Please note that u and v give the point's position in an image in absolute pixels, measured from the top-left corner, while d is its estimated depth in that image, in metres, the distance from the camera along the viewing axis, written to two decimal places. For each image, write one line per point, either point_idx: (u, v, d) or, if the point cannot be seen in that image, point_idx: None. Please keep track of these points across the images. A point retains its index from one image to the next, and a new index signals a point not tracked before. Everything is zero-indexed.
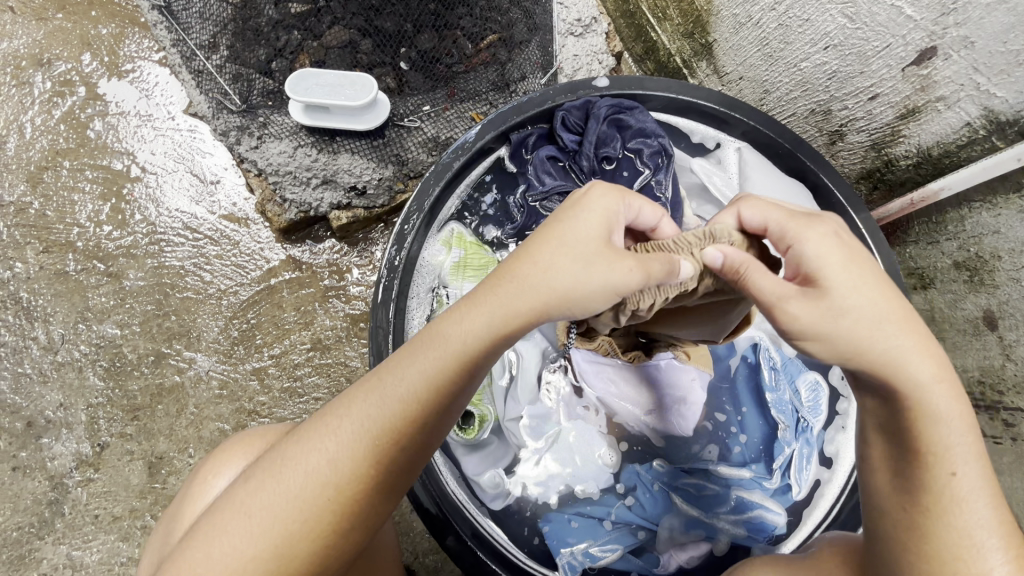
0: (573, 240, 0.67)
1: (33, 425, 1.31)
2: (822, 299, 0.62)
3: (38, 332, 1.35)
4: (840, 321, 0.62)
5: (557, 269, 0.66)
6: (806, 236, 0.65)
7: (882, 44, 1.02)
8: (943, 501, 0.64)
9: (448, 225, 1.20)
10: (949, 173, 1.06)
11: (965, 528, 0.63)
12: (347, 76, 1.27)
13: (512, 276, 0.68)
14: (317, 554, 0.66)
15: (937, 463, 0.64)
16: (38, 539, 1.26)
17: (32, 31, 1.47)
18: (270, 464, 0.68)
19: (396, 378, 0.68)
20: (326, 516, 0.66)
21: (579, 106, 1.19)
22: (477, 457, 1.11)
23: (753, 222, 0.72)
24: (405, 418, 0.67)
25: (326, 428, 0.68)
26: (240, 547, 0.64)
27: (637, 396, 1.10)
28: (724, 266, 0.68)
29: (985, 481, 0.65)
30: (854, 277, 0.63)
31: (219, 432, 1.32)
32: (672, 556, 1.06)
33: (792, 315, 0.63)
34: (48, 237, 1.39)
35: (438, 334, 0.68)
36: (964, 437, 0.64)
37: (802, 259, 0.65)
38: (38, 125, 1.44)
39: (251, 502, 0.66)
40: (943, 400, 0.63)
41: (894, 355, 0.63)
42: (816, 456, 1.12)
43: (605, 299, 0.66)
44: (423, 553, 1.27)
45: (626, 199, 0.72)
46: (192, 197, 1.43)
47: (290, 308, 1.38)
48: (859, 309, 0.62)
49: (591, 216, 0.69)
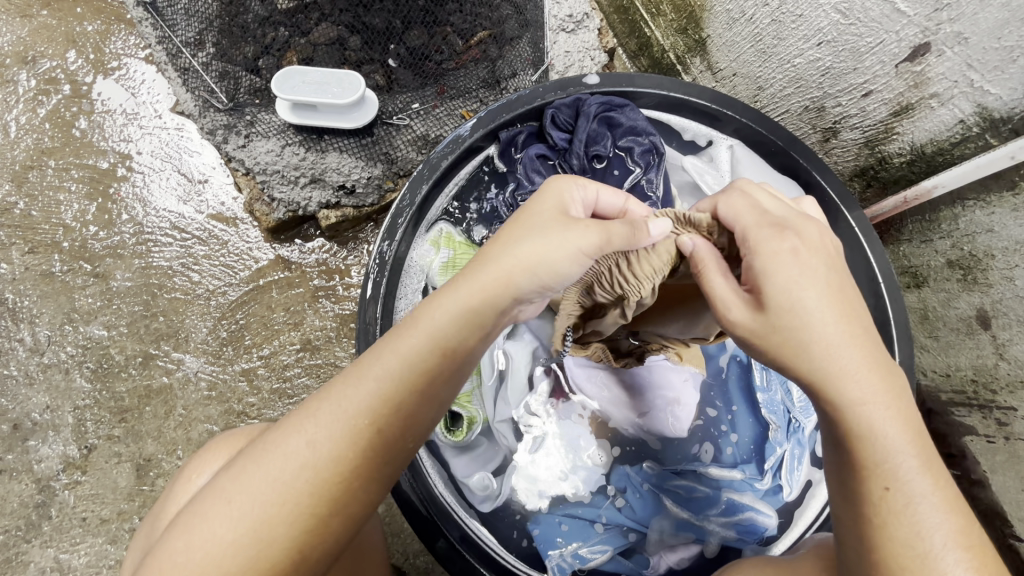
0: (536, 217, 0.72)
1: (19, 428, 1.30)
2: (761, 310, 0.65)
3: (23, 333, 1.34)
4: (776, 333, 0.64)
5: (518, 239, 0.69)
6: (762, 246, 0.66)
7: (876, 39, 1.01)
8: (881, 514, 0.60)
9: (437, 224, 1.19)
10: (943, 170, 1.04)
11: (906, 541, 0.58)
12: (335, 74, 1.25)
13: (484, 253, 0.72)
14: (297, 540, 0.64)
15: (872, 477, 0.60)
16: (25, 542, 1.26)
17: (16, 28, 1.45)
18: (252, 452, 0.67)
19: (376, 356, 0.68)
20: (306, 501, 0.64)
21: (570, 103, 1.18)
22: (466, 459, 1.10)
23: (728, 218, 0.72)
24: (385, 395, 0.66)
25: (308, 412, 0.67)
26: (219, 534, 0.63)
27: (630, 400, 1.08)
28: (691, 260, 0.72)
29: (935, 496, 0.59)
30: (798, 290, 0.63)
31: (207, 434, 1.31)
32: (661, 558, 1.05)
33: (731, 318, 0.67)
34: (34, 237, 1.38)
35: (416, 313, 0.69)
36: (902, 449, 0.60)
37: (752, 269, 0.66)
38: (23, 123, 1.42)
39: (232, 488, 0.65)
40: (879, 416, 0.60)
41: (828, 368, 0.61)
42: (807, 457, 1.11)
43: (571, 262, 0.67)
44: (414, 554, 1.26)
45: (581, 180, 0.76)
46: (180, 197, 1.41)
47: (279, 308, 1.37)
48: (798, 322, 0.63)
49: (549, 200, 0.74)
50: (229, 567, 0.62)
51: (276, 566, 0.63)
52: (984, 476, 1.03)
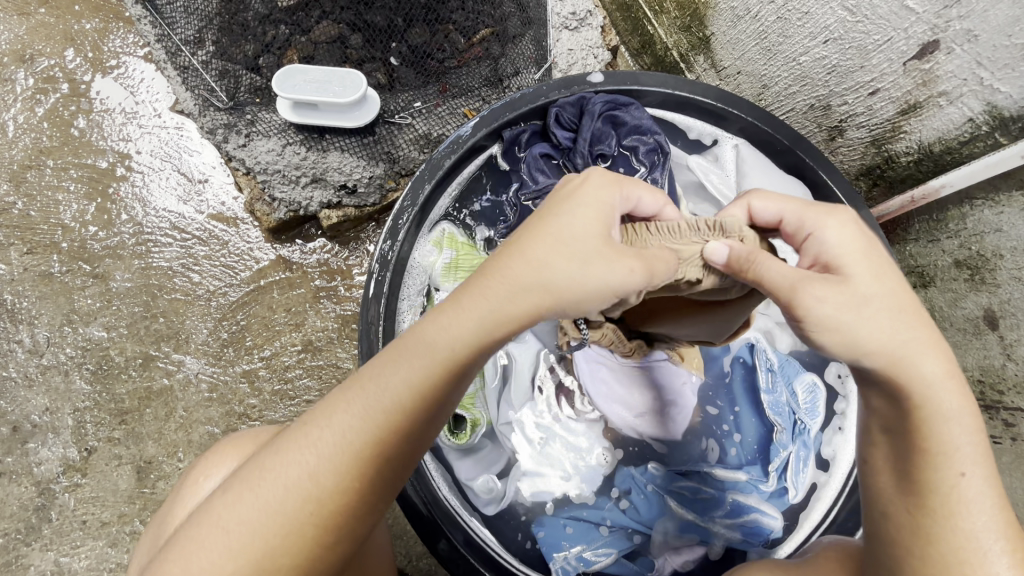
0: (570, 237, 0.65)
1: (18, 430, 1.29)
2: (845, 285, 0.63)
3: (22, 335, 1.33)
4: (861, 311, 0.62)
5: (549, 266, 0.63)
6: (827, 226, 0.67)
7: (883, 37, 0.99)
8: (949, 503, 0.62)
9: (439, 225, 1.17)
10: (951, 169, 1.03)
11: (970, 531, 0.61)
12: (335, 72, 1.24)
13: (503, 275, 0.65)
14: (300, 568, 0.64)
15: (945, 464, 0.62)
16: (25, 545, 1.25)
17: (13, 27, 1.43)
18: (248, 476, 0.66)
19: (379, 386, 0.65)
20: (308, 530, 0.64)
21: (573, 102, 1.17)
22: (470, 461, 1.09)
23: (768, 214, 0.74)
24: (388, 426, 0.64)
25: (306, 438, 0.66)
26: (218, 565, 0.62)
27: (630, 397, 1.08)
28: (729, 260, 0.68)
29: (991, 482, 0.63)
30: (874, 267, 0.64)
31: (208, 436, 1.30)
32: (666, 560, 1.05)
33: (813, 300, 0.62)
34: (33, 237, 1.36)
35: (423, 339, 0.65)
36: (969, 437, 0.62)
37: (824, 248, 0.66)
38: (21, 123, 1.40)
39: (228, 516, 0.64)
40: (948, 400, 0.62)
41: (904, 351, 0.62)
42: (813, 458, 1.10)
43: (602, 300, 0.64)
44: (417, 557, 1.25)
45: (622, 189, 0.70)
46: (180, 196, 1.40)
47: (281, 309, 1.35)
48: (878, 298, 0.63)
49: (586, 210, 0.66)
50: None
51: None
52: None
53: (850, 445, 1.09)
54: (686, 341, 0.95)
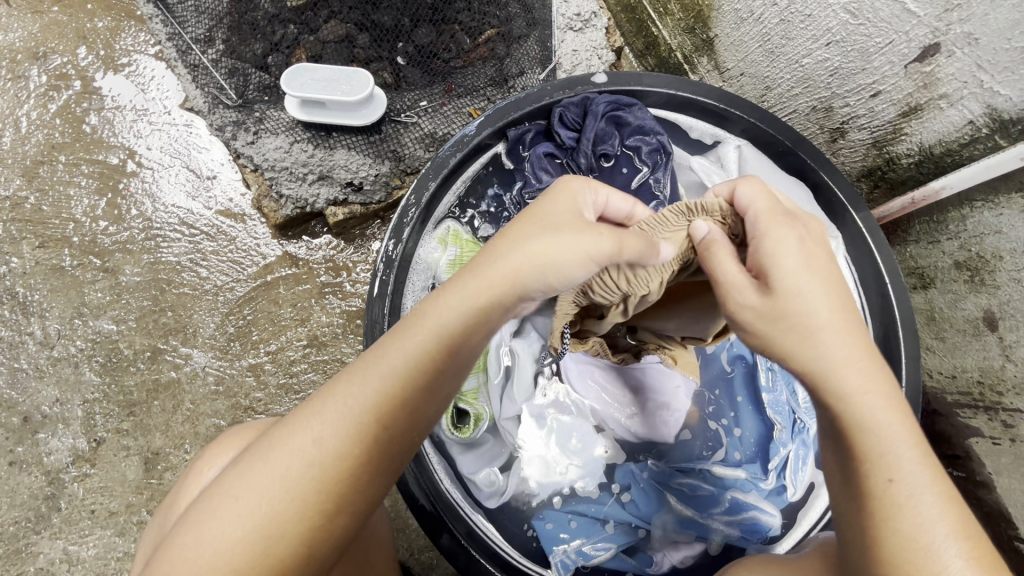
0: (548, 216, 0.70)
1: (28, 420, 1.31)
2: (768, 296, 0.66)
3: (34, 328, 1.35)
4: (778, 320, 0.65)
5: (531, 238, 0.68)
6: (767, 238, 0.67)
7: (885, 40, 1.00)
8: (885, 506, 0.60)
9: (444, 222, 1.19)
10: (950, 172, 1.05)
11: (908, 534, 0.59)
12: (345, 71, 1.26)
13: (491, 250, 0.69)
14: (305, 536, 0.64)
15: (873, 466, 0.61)
16: (35, 533, 1.27)
17: (27, 24, 1.46)
18: (257, 448, 0.68)
19: (379, 357, 0.67)
20: (312, 496, 0.64)
21: (577, 102, 1.18)
22: (472, 456, 1.10)
23: (743, 200, 0.71)
24: (388, 393, 0.66)
25: (312, 408, 0.67)
26: (230, 531, 0.63)
27: (621, 394, 1.10)
28: (705, 241, 0.70)
29: (936, 485, 0.60)
30: (802, 280, 0.65)
31: (216, 428, 1.32)
32: (665, 556, 1.06)
33: (736, 304, 0.67)
34: (44, 231, 1.39)
35: (422, 312, 0.68)
36: (901, 438, 0.62)
37: (758, 256, 0.67)
38: (34, 119, 1.43)
39: (239, 484, 0.65)
40: (873, 405, 0.63)
41: (824, 362, 0.64)
42: (813, 457, 1.11)
43: (581, 266, 0.66)
44: (419, 550, 1.27)
45: (591, 182, 0.75)
46: (188, 192, 1.42)
47: (287, 304, 1.37)
48: (799, 313, 0.65)
49: (561, 200, 0.72)
50: (237, 561, 0.63)
51: (284, 559, 0.64)
52: (989, 478, 1.03)
53: None
54: (675, 342, 0.97)
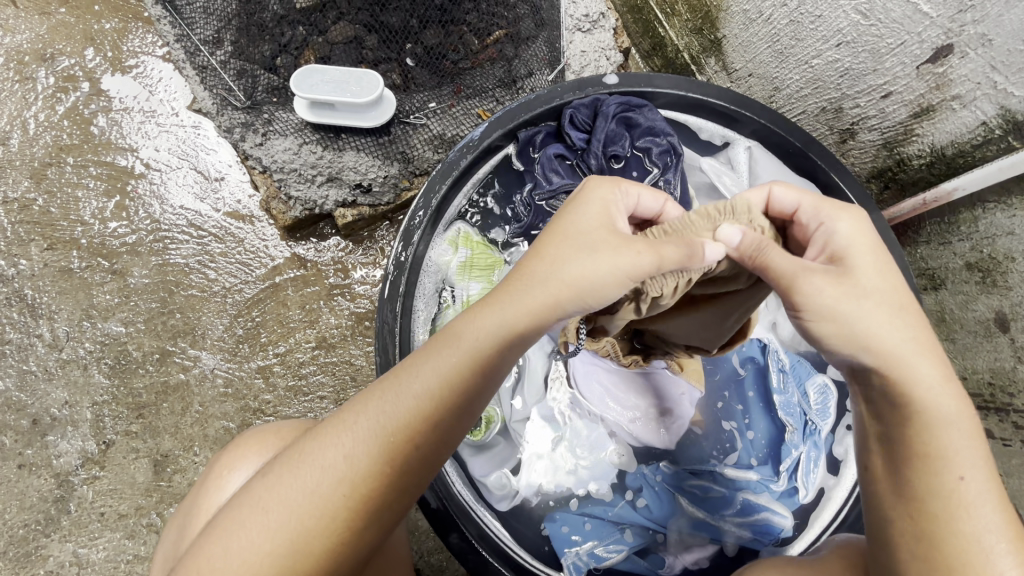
0: (582, 232, 0.69)
1: (37, 423, 1.31)
2: (848, 278, 0.67)
3: (42, 330, 1.35)
4: (862, 302, 0.66)
5: (567, 260, 0.67)
6: (838, 222, 0.69)
7: (897, 41, 1.00)
8: (951, 506, 0.64)
9: (454, 224, 1.19)
10: (963, 173, 1.04)
11: (972, 533, 0.63)
12: (354, 72, 1.25)
13: (527, 271, 0.69)
14: (332, 553, 0.65)
15: (946, 465, 0.64)
16: (44, 536, 1.26)
17: (34, 26, 1.45)
18: (286, 460, 0.68)
19: (412, 375, 0.67)
20: (341, 513, 0.64)
21: (588, 103, 1.18)
22: (483, 458, 1.10)
23: (784, 202, 0.74)
24: (420, 414, 0.65)
25: (343, 424, 0.67)
26: (257, 544, 0.63)
27: (627, 400, 1.10)
28: (743, 245, 0.68)
29: (993, 491, 0.64)
30: (878, 263, 0.68)
31: (224, 431, 1.31)
32: (678, 558, 1.06)
33: (813, 290, 0.66)
34: (53, 233, 1.39)
35: (456, 330, 0.68)
36: (967, 440, 0.65)
37: (836, 241, 0.69)
38: (42, 121, 1.42)
39: (269, 497, 0.65)
40: (945, 402, 0.66)
41: (903, 351, 0.66)
42: (824, 459, 1.11)
43: (620, 288, 0.66)
44: (428, 552, 1.26)
45: (623, 186, 0.74)
46: (196, 194, 1.42)
47: (295, 306, 1.37)
48: (878, 295, 0.67)
49: (593, 208, 0.71)
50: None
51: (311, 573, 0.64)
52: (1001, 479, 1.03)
53: None
54: (682, 347, 0.98)
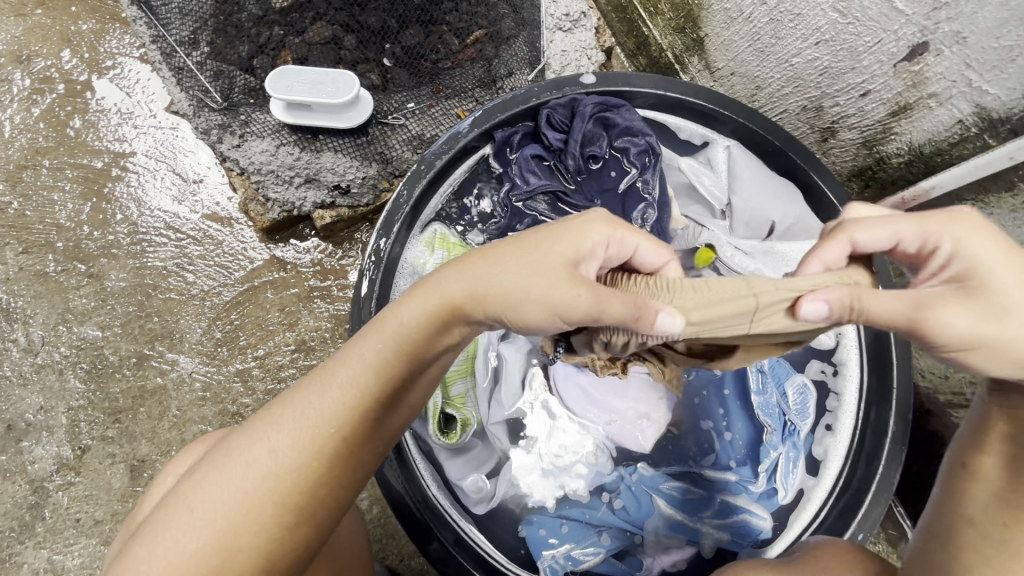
0: (527, 248, 0.69)
1: (12, 428, 1.30)
2: (982, 300, 0.63)
3: (18, 334, 1.33)
4: (1006, 321, 0.63)
5: (494, 266, 0.69)
6: (954, 240, 0.64)
7: (873, 39, 0.99)
8: None
9: (431, 225, 1.18)
10: (941, 171, 1.04)
11: None
12: (330, 73, 1.24)
13: (453, 271, 0.71)
14: (261, 548, 0.63)
15: None
16: (18, 543, 1.25)
17: (10, 27, 1.44)
18: (213, 459, 0.67)
19: (337, 366, 0.68)
20: (267, 509, 0.64)
21: (565, 103, 1.18)
22: (459, 461, 1.09)
23: (875, 241, 0.67)
24: (345, 405, 0.66)
25: (270, 419, 0.68)
26: (184, 544, 0.62)
27: (605, 404, 1.08)
28: (833, 311, 0.61)
29: None
30: (1016, 272, 0.62)
31: (201, 435, 1.30)
32: (655, 559, 1.06)
33: (944, 324, 0.63)
34: (28, 236, 1.37)
35: (381, 321, 0.70)
36: None
37: (959, 261, 0.64)
38: (17, 123, 1.41)
39: (193, 496, 0.65)
40: None
41: None
42: (803, 460, 1.10)
43: (546, 301, 0.66)
44: (409, 556, 1.25)
45: (617, 232, 0.70)
46: (174, 196, 1.41)
47: (274, 308, 1.36)
48: (1021, 308, 0.62)
49: (563, 237, 0.69)
50: None
51: (242, 573, 0.63)
52: None
53: (841, 446, 1.09)
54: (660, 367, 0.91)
